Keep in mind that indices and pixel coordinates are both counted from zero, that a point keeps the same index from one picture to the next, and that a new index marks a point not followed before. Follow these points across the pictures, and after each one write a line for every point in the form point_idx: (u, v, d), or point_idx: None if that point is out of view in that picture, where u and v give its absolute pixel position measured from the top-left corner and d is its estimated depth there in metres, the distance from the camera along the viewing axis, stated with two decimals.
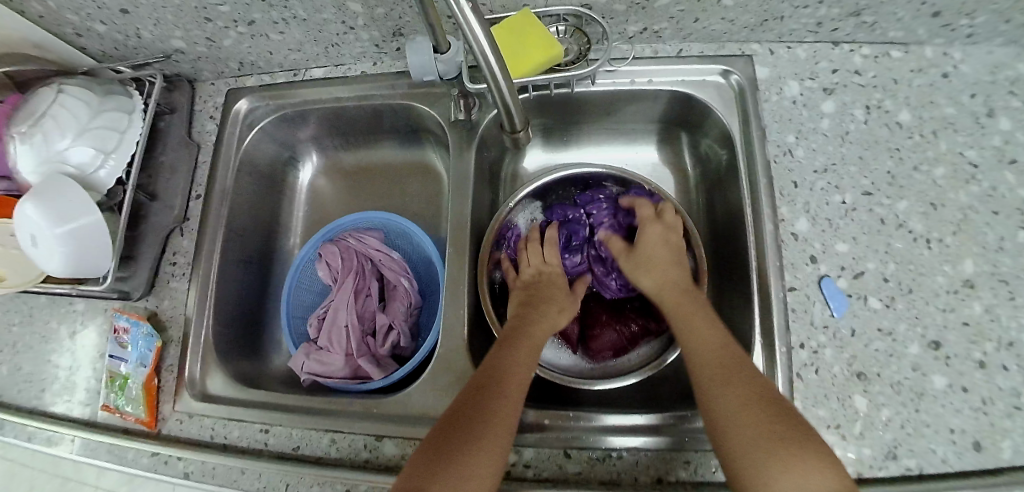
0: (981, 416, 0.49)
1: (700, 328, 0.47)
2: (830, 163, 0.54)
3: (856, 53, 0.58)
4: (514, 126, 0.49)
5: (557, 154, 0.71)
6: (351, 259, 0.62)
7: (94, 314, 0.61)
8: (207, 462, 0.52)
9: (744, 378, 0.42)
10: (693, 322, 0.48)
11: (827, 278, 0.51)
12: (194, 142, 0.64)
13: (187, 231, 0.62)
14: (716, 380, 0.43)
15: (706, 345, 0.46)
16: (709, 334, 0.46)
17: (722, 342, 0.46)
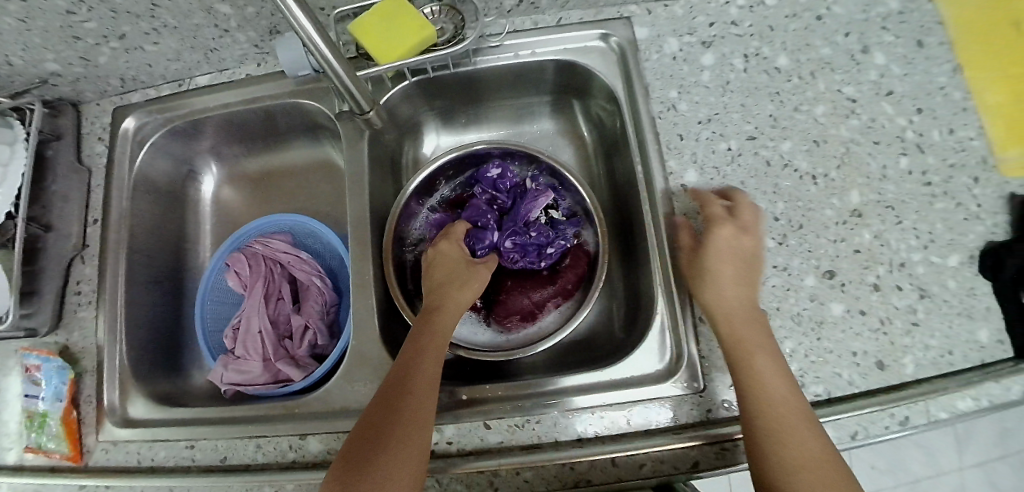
0: (882, 336, 0.52)
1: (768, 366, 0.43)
2: (713, 113, 0.56)
3: (731, 5, 0.59)
4: (362, 109, 0.55)
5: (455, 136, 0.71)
6: (259, 265, 0.62)
7: (4, 358, 0.59)
8: (135, 485, 0.52)
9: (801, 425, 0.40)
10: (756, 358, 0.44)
11: None
12: (85, 167, 0.63)
13: (88, 259, 0.61)
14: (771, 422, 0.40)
15: (772, 383, 0.42)
16: (772, 372, 0.42)
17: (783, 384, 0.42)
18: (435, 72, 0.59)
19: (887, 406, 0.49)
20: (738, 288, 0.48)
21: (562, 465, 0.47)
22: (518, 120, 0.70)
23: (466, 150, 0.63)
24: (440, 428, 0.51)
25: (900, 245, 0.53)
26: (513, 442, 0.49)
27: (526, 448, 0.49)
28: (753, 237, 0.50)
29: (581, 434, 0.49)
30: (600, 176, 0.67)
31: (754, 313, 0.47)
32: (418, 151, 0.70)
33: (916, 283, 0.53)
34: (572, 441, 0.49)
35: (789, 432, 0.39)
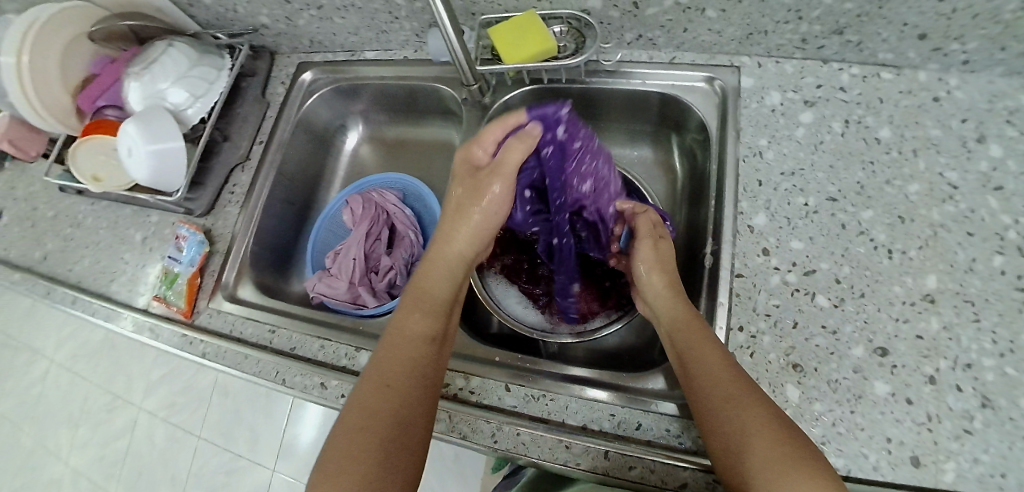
0: (924, 432, 0.48)
1: (706, 349, 0.47)
2: (798, 167, 0.57)
3: (844, 72, 0.59)
4: (468, 80, 0.63)
5: None
6: (370, 208, 0.74)
7: (163, 226, 0.76)
8: (223, 346, 0.64)
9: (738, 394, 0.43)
10: (697, 342, 0.48)
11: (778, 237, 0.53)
12: (266, 100, 0.81)
13: (245, 169, 0.77)
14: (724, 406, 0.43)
15: (711, 366, 0.46)
16: (711, 356, 0.46)
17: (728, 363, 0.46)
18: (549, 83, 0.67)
19: None
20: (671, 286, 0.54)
21: (559, 441, 0.51)
22: (625, 143, 0.74)
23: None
24: (467, 377, 0.57)
25: (971, 345, 0.50)
26: (524, 410, 0.54)
27: (535, 419, 0.53)
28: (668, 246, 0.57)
29: (587, 423, 0.52)
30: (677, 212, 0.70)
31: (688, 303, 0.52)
32: None
33: (981, 390, 0.49)
34: (577, 427, 0.52)
35: (734, 405, 0.43)
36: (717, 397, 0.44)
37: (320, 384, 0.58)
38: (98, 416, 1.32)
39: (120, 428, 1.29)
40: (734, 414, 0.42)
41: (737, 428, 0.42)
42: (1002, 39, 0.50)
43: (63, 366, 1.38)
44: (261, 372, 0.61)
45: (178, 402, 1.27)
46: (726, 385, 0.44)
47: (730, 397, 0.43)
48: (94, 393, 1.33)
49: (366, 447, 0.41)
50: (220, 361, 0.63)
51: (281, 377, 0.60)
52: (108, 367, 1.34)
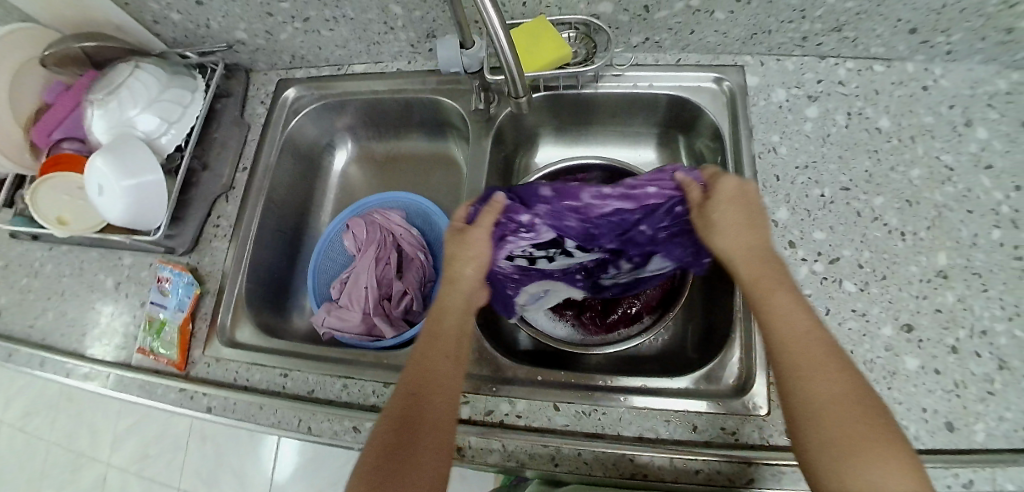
0: (954, 398, 0.51)
1: (787, 307, 0.42)
2: (811, 160, 0.59)
3: (840, 67, 0.63)
4: (516, 92, 0.55)
5: (568, 149, 0.76)
6: (375, 231, 0.71)
7: (139, 269, 0.68)
8: (230, 397, 0.58)
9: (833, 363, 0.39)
10: (778, 299, 0.43)
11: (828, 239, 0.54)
12: (245, 122, 0.75)
13: (231, 198, 0.71)
14: (815, 369, 0.39)
15: (789, 329, 0.41)
16: (794, 317, 0.42)
17: (811, 328, 0.41)
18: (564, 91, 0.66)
19: (949, 466, 0.49)
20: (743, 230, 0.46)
21: (620, 455, 0.49)
22: (629, 145, 0.74)
23: (577, 162, 0.69)
24: (511, 400, 0.54)
25: (984, 313, 0.53)
26: (577, 427, 0.52)
27: (590, 435, 0.51)
28: (726, 205, 0.46)
29: (643, 432, 0.51)
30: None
31: (768, 263, 0.45)
32: (530, 160, 0.76)
33: (997, 354, 0.52)
34: (633, 438, 0.51)
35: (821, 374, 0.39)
36: (813, 375, 0.39)
37: (352, 428, 0.53)
38: (59, 477, 1.17)
39: (87, 489, 1.15)
40: (815, 390, 0.38)
41: (811, 412, 0.38)
42: (982, 31, 0.55)
43: (12, 427, 1.23)
44: (280, 422, 0.55)
45: (152, 456, 1.15)
46: (811, 359, 0.39)
47: (826, 372, 0.39)
48: (53, 452, 1.19)
49: (408, 464, 0.41)
50: (230, 414, 0.57)
51: (303, 425, 0.54)
52: (67, 424, 1.20)
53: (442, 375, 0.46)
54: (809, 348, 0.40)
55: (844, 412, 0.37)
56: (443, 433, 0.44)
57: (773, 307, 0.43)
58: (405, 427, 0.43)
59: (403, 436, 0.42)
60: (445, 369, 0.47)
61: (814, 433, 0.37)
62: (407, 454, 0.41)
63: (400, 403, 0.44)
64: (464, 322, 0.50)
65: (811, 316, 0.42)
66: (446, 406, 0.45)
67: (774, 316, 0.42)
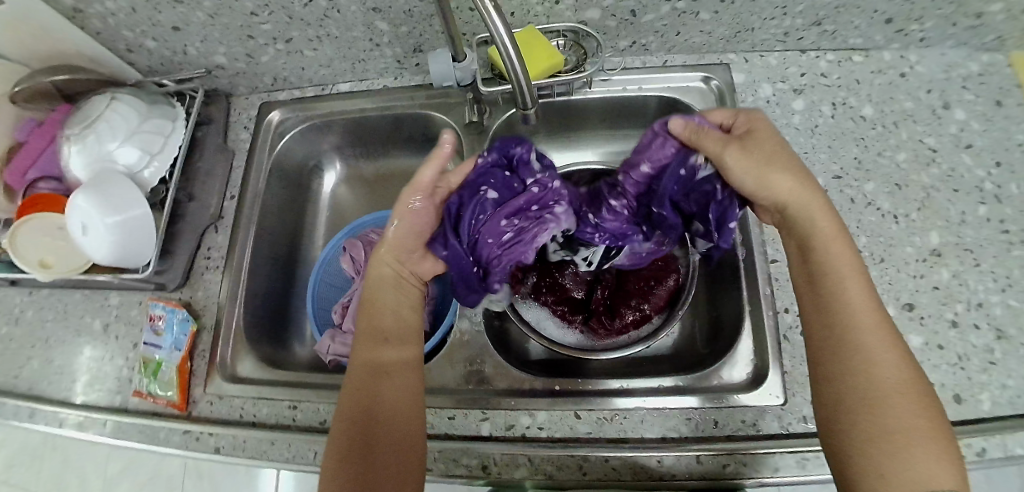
0: (958, 371, 0.53)
1: (857, 283, 0.45)
2: (802, 151, 0.60)
3: (821, 59, 0.65)
4: (527, 105, 0.54)
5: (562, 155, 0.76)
6: (373, 252, 0.69)
7: (129, 309, 0.66)
8: (238, 436, 0.55)
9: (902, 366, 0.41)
10: (842, 270, 0.45)
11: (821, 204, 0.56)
12: (229, 148, 0.73)
13: (220, 228, 0.69)
14: (879, 364, 0.41)
15: (862, 306, 0.44)
16: (862, 294, 0.44)
17: (886, 329, 0.42)
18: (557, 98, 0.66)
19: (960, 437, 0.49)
20: (795, 193, 0.48)
21: (646, 458, 0.49)
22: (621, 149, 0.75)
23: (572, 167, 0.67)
24: (531, 413, 0.53)
25: (978, 286, 0.55)
26: (600, 434, 0.51)
27: (614, 441, 0.51)
28: (763, 142, 0.50)
29: (666, 432, 0.51)
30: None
31: (832, 237, 0.47)
32: None
33: (994, 324, 0.54)
34: (657, 439, 0.50)
35: (885, 369, 0.41)
36: (881, 369, 0.41)
37: None
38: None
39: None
40: (876, 371, 0.41)
41: (870, 385, 0.40)
42: (954, 17, 0.57)
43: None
44: (295, 456, 0.53)
45: None
46: (877, 336, 0.42)
47: (890, 357, 0.41)
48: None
49: (381, 463, 0.44)
50: (240, 453, 0.55)
51: (320, 457, 0.53)
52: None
53: (392, 372, 0.49)
54: (875, 340, 0.42)
55: (904, 409, 0.39)
56: (408, 424, 0.46)
57: (850, 301, 0.44)
58: (358, 424, 0.46)
59: (361, 431, 0.45)
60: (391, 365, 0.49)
61: (870, 407, 0.40)
62: (375, 455, 0.44)
63: (354, 403, 0.47)
64: (399, 321, 0.53)
65: (880, 316, 0.43)
66: (398, 398, 0.47)
67: (844, 287, 0.44)
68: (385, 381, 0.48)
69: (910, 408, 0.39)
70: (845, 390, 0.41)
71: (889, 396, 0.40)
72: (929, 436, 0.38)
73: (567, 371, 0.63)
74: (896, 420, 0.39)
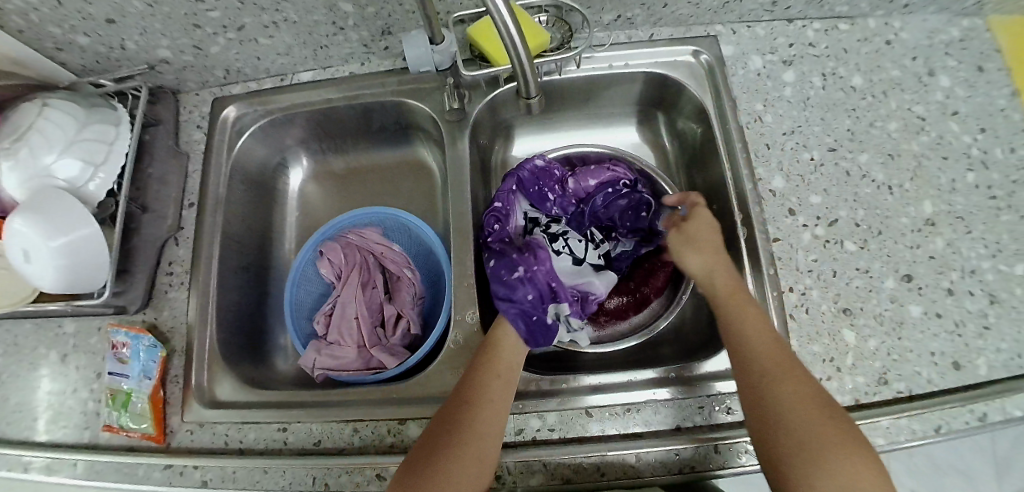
0: (956, 338, 0.53)
1: (759, 322, 0.47)
2: (796, 125, 0.59)
3: (808, 28, 0.63)
4: (529, 91, 0.51)
5: (545, 139, 0.73)
6: (354, 255, 0.65)
7: (88, 336, 0.60)
8: (226, 466, 0.51)
9: (803, 380, 0.42)
10: (745, 314, 0.48)
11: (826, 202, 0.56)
12: (183, 151, 0.66)
13: (182, 240, 0.63)
14: (778, 379, 0.42)
15: (762, 336, 0.46)
16: (761, 328, 0.46)
17: (782, 351, 0.44)
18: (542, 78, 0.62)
19: (969, 402, 0.50)
20: (714, 260, 0.53)
21: (663, 452, 0.48)
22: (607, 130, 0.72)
23: (570, 150, 0.67)
24: (541, 415, 0.51)
25: (970, 253, 0.55)
26: (613, 430, 0.49)
27: (627, 436, 0.49)
28: (700, 222, 0.55)
29: (679, 423, 0.49)
30: (677, 186, 0.69)
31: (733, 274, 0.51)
32: (506, 153, 0.72)
33: (987, 289, 0.54)
34: (671, 430, 0.49)
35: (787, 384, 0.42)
36: (775, 390, 0.41)
37: (375, 476, 0.49)
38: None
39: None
40: (783, 392, 0.41)
41: (774, 404, 0.41)
42: None
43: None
44: (291, 483, 0.50)
45: None
46: (781, 363, 0.43)
47: (791, 377, 0.42)
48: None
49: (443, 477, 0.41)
50: (230, 486, 0.51)
51: (319, 482, 0.49)
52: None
53: (490, 391, 0.46)
54: (773, 360, 0.44)
55: (813, 419, 0.39)
56: (486, 451, 0.43)
57: (748, 327, 0.47)
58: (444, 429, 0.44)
59: (447, 437, 0.43)
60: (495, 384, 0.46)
61: (781, 425, 0.40)
62: (440, 465, 0.41)
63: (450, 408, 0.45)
64: (512, 346, 0.50)
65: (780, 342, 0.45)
66: (489, 422, 0.44)
67: (741, 319, 0.47)
68: (486, 396, 0.45)
69: (817, 417, 0.39)
70: (761, 411, 0.41)
71: (797, 409, 0.40)
72: (849, 444, 0.38)
73: (568, 365, 0.61)
74: (811, 434, 0.38)
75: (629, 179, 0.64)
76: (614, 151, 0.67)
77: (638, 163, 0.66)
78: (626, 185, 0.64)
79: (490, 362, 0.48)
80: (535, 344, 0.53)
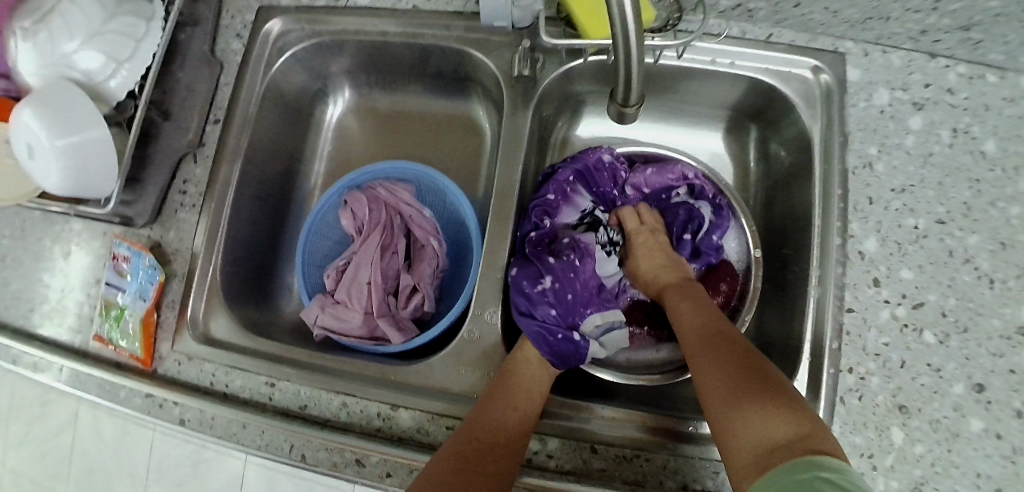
0: (1008, 464, 0.46)
1: (690, 310, 0.46)
2: (909, 183, 0.50)
3: (951, 71, 0.52)
4: (628, 100, 0.38)
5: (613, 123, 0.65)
6: (380, 212, 0.59)
7: (91, 239, 0.57)
8: (207, 410, 0.49)
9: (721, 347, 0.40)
10: (682, 307, 0.47)
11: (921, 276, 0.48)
12: (216, 60, 0.60)
13: (200, 159, 0.58)
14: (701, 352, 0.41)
15: (692, 322, 0.44)
16: (693, 313, 0.45)
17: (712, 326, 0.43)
18: None
19: None
20: (659, 273, 0.51)
21: None
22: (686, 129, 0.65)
23: (638, 149, 0.59)
24: (542, 437, 0.47)
25: None
26: (615, 474, 0.45)
27: (629, 483, 0.45)
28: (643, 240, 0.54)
29: (689, 483, 0.45)
30: (756, 208, 0.62)
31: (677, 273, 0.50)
32: (569, 131, 0.65)
33: None
34: (678, 489, 0.45)
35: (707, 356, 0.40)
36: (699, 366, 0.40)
37: (355, 461, 0.46)
38: (31, 412, 1.14)
39: (59, 425, 1.12)
40: (705, 369, 0.39)
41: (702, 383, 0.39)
42: None
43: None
44: (267, 445, 0.48)
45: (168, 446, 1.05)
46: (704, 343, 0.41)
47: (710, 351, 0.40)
48: (23, 385, 1.15)
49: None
50: (207, 431, 0.49)
51: (298, 451, 0.47)
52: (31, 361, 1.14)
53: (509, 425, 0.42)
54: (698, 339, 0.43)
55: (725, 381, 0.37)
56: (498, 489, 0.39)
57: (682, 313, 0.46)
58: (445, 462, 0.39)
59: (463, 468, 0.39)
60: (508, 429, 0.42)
61: (708, 396, 0.37)
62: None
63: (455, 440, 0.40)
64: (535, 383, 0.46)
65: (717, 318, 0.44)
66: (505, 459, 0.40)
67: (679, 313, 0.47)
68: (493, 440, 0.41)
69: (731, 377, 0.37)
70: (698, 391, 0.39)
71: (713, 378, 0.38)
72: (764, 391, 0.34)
73: (585, 385, 0.56)
74: (727, 396, 0.36)
75: (687, 187, 0.56)
76: (687, 157, 0.57)
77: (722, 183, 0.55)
78: (681, 194, 0.56)
79: (507, 401, 0.43)
80: (564, 363, 0.49)
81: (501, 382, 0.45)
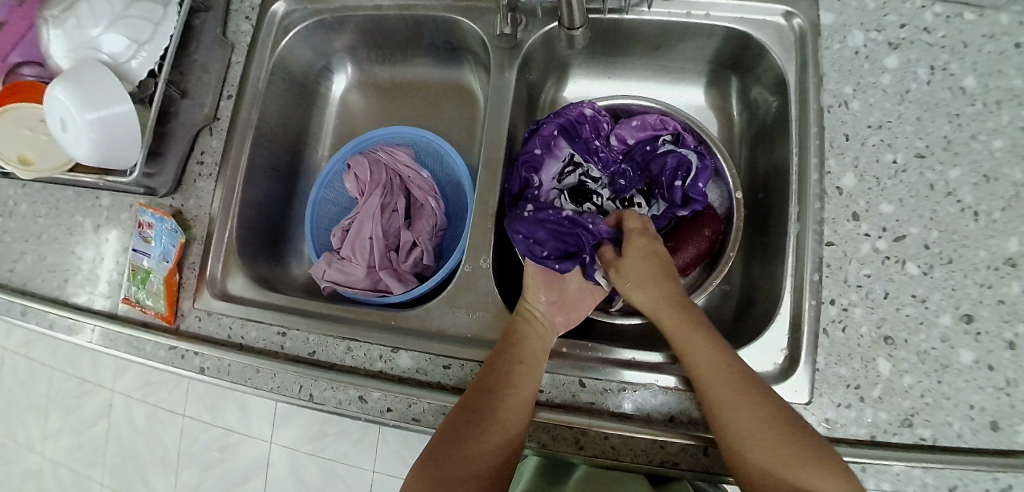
0: (1002, 396, 0.45)
1: (705, 347, 0.45)
2: (885, 119, 0.51)
3: (926, 11, 0.53)
4: (572, 22, 0.48)
5: (600, 85, 0.68)
6: (380, 173, 0.63)
7: (119, 211, 0.62)
8: (224, 358, 0.54)
9: (743, 386, 0.42)
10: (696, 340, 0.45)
11: (893, 211, 0.49)
12: (229, 41, 0.63)
13: (216, 131, 0.62)
14: (726, 399, 0.42)
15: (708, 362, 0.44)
16: (709, 348, 0.44)
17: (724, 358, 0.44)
18: (608, 15, 0.57)
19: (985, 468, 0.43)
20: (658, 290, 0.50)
21: (652, 442, 0.45)
22: (670, 86, 0.68)
23: (618, 102, 0.62)
24: None
25: None
26: (603, 406, 0.47)
27: (617, 415, 0.46)
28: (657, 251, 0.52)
29: (675, 414, 0.46)
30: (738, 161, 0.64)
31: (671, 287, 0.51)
32: (558, 92, 0.68)
33: None
34: (664, 420, 0.46)
35: (736, 403, 0.41)
36: (721, 391, 0.42)
37: (358, 398, 0.49)
38: (68, 402, 1.21)
39: (94, 413, 1.19)
40: (745, 408, 0.41)
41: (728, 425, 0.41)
42: None
43: (20, 353, 1.26)
44: (279, 387, 0.51)
45: (205, 427, 1.12)
46: (731, 387, 0.42)
47: (743, 397, 0.41)
48: (60, 377, 1.22)
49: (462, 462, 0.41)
50: (225, 377, 0.53)
51: (306, 391, 0.50)
52: (69, 353, 1.22)
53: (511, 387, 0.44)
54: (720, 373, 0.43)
55: (760, 431, 0.40)
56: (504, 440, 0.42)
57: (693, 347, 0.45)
58: (451, 449, 0.41)
59: (466, 427, 0.43)
60: (505, 401, 0.43)
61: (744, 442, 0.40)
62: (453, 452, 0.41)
63: (459, 416, 0.43)
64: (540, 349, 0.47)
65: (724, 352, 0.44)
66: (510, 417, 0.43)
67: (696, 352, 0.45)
68: (498, 418, 0.42)
69: (772, 431, 0.40)
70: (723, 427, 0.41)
71: (748, 433, 0.40)
72: (812, 457, 0.38)
73: (585, 332, 0.59)
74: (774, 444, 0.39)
75: (671, 135, 0.58)
76: (666, 108, 0.60)
77: (700, 130, 0.59)
78: (667, 141, 0.58)
79: (507, 372, 0.44)
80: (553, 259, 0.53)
81: (504, 343, 0.47)
